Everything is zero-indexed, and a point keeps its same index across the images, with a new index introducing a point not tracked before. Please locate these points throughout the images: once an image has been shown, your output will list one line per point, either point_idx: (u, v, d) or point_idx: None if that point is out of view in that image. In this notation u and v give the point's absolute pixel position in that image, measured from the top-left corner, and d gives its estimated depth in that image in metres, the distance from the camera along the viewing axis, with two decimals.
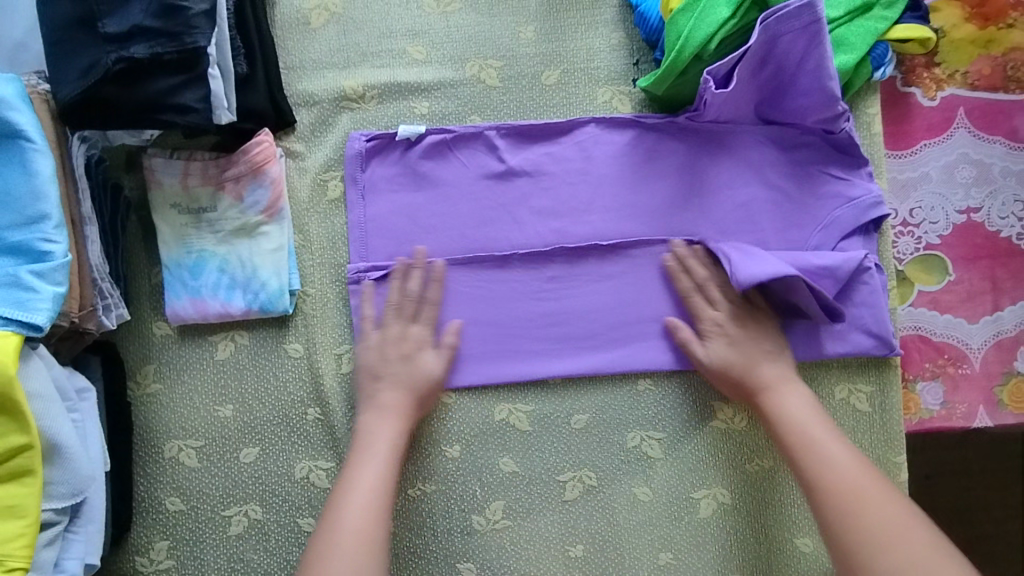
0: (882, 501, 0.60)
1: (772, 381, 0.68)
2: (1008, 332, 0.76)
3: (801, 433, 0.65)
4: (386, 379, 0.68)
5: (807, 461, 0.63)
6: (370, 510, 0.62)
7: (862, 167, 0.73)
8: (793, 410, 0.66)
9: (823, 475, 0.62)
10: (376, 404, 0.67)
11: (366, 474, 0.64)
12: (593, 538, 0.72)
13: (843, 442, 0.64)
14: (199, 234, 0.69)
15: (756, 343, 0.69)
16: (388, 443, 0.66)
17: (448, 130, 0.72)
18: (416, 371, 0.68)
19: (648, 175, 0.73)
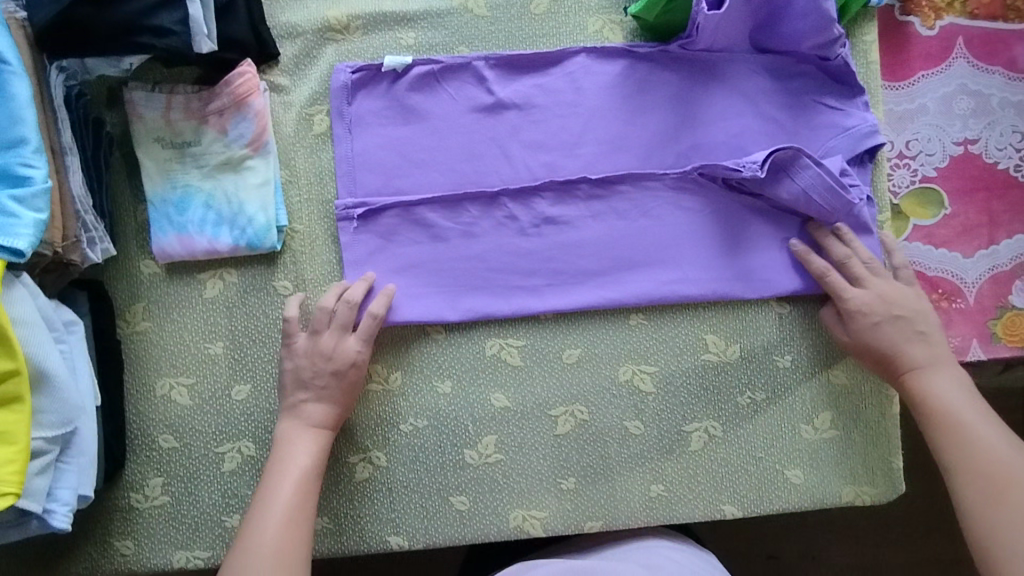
0: None
1: (920, 363, 0.67)
2: (1004, 265, 0.75)
3: (950, 418, 0.64)
4: (313, 388, 0.66)
5: (954, 445, 0.63)
6: (285, 531, 0.61)
7: (858, 96, 0.72)
8: (940, 392, 0.65)
9: (957, 457, 0.63)
10: (299, 416, 0.66)
11: (285, 484, 0.63)
12: (585, 471, 0.72)
13: (994, 427, 0.64)
14: (184, 169, 0.68)
15: (913, 324, 0.68)
16: (304, 458, 0.65)
17: (436, 61, 0.71)
18: (348, 386, 0.67)
19: (639, 107, 0.72)
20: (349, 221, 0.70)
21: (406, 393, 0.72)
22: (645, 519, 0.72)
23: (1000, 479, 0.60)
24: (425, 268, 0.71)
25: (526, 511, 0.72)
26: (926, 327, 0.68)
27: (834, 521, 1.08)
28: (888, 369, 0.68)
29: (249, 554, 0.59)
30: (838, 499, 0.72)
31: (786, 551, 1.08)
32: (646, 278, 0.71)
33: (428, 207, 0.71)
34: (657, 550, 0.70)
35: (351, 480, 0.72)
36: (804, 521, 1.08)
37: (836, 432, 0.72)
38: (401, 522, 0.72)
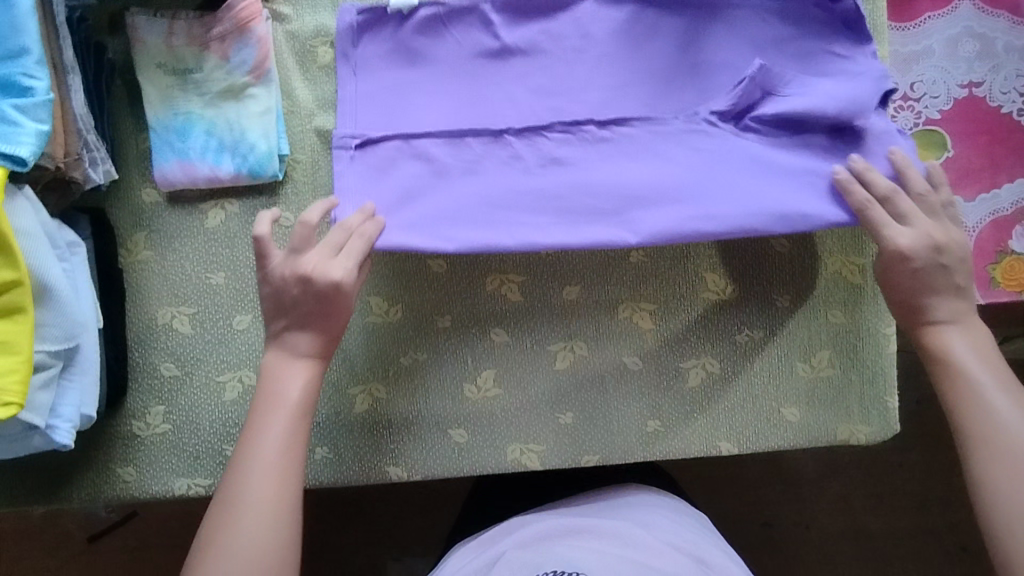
0: None
1: (942, 319, 0.63)
2: (1005, 210, 0.75)
3: (966, 385, 0.60)
4: (293, 315, 0.62)
5: (968, 414, 0.59)
6: (276, 477, 0.57)
7: (868, 41, 0.69)
8: (965, 359, 0.60)
9: (983, 430, 0.57)
10: (285, 348, 0.62)
11: (270, 432, 0.58)
12: (583, 406, 0.73)
13: (1013, 398, 0.58)
14: (186, 95, 0.68)
15: (935, 274, 0.62)
16: (296, 394, 0.60)
17: (442, 4, 0.71)
18: (331, 313, 0.62)
19: (647, 53, 0.71)
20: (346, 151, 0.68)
21: (406, 327, 0.73)
22: (641, 454, 0.73)
23: (1012, 452, 0.56)
24: (426, 201, 0.68)
25: (523, 445, 0.72)
26: (942, 279, 0.63)
27: (830, 488, 1.10)
28: (914, 316, 0.64)
29: (238, 498, 0.56)
30: (833, 438, 0.73)
31: (781, 518, 1.09)
32: (659, 216, 0.67)
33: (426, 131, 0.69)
34: (657, 509, 0.69)
35: (351, 411, 0.72)
36: (800, 488, 1.09)
37: (833, 371, 0.73)
38: (400, 454, 0.72)
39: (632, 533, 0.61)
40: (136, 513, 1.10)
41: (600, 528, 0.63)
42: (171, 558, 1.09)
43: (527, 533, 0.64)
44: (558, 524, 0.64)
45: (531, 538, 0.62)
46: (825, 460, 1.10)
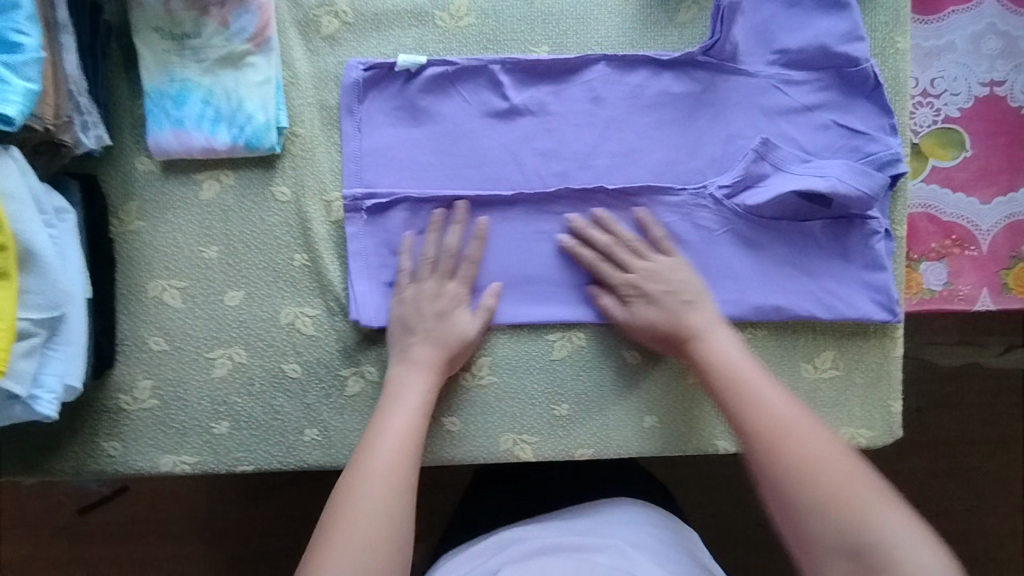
0: (819, 444, 0.54)
1: (707, 325, 0.64)
2: (1022, 214, 0.73)
3: (729, 377, 0.60)
4: (420, 333, 0.66)
5: (742, 419, 0.57)
6: (392, 467, 0.58)
7: (886, 119, 0.67)
8: (720, 346, 0.62)
9: (749, 414, 0.57)
10: (409, 359, 0.65)
11: (397, 420, 0.61)
12: (579, 397, 0.71)
13: (771, 383, 0.59)
14: (184, 62, 0.66)
15: (675, 294, 0.65)
16: (418, 395, 0.63)
17: (450, 62, 0.68)
18: (450, 332, 0.66)
19: (659, 122, 0.69)
20: (358, 212, 0.69)
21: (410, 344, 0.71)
22: (637, 450, 0.71)
23: (780, 438, 0.55)
24: None
25: (517, 436, 0.71)
26: (699, 292, 0.65)
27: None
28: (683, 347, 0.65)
29: (357, 475, 0.57)
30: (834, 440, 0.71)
31: None
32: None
33: (429, 117, 0.69)
34: (643, 528, 0.65)
35: (343, 394, 0.70)
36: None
37: (835, 373, 0.71)
38: None
39: (635, 550, 0.60)
40: (127, 488, 1.09)
41: (599, 544, 0.61)
42: (164, 535, 1.08)
43: (523, 547, 0.62)
44: (553, 538, 0.62)
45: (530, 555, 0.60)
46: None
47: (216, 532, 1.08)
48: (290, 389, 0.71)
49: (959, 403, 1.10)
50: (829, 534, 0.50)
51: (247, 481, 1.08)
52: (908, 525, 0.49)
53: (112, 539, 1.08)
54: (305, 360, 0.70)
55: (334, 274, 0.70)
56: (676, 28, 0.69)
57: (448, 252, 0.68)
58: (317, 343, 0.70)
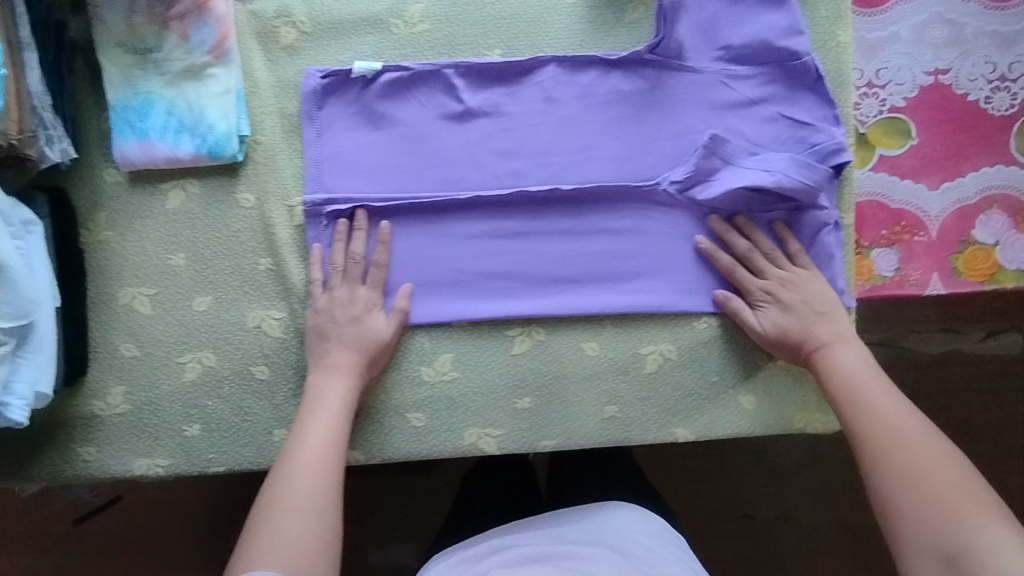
0: (930, 453, 0.57)
1: (827, 337, 0.67)
2: (970, 200, 0.75)
3: (847, 388, 0.64)
4: (334, 339, 0.69)
5: (857, 427, 0.61)
6: (315, 462, 0.62)
7: (831, 110, 0.69)
8: (843, 359, 0.66)
9: (865, 423, 0.61)
10: (326, 364, 0.69)
11: (320, 420, 0.65)
12: (541, 391, 0.73)
13: (896, 401, 0.62)
14: (146, 75, 0.68)
15: (811, 306, 0.68)
16: (338, 396, 0.67)
17: (404, 68, 0.70)
18: (362, 333, 0.70)
19: (612, 119, 0.71)
20: (318, 217, 0.71)
21: None
22: (599, 440, 0.73)
23: (891, 447, 0.58)
24: (392, 268, 0.72)
25: (481, 430, 0.73)
26: (827, 307, 0.69)
27: (810, 484, 1.09)
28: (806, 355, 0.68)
29: (284, 472, 0.61)
30: (789, 425, 0.74)
31: (760, 510, 1.09)
32: (607, 287, 0.72)
33: (386, 121, 0.70)
34: (635, 534, 0.66)
35: None
36: (784, 485, 1.09)
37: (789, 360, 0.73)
38: (357, 437, 0.72)
39: (621, 557, 0.61)
40: (122, 497, 1.10)
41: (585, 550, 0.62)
42: (159, 540, 1.10)
43: (514, 553, 0.63)
44: (544, 546, 0.63)
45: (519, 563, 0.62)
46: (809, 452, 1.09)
47: (210, 535, 1.10)
48: (259, 390, 0.73)
49: (948, 387, 1.12)
50: (920, 535, 0.53)
51: (238, 485, 1.09)
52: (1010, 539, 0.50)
53: (108, 547, 1.10)
54: (273, 362, 0.72)
55: (298, 278, 0.72)
56: (625, 28, 0.71)
57: (408, 251, 0.72)
58: (284, 345, 0.72)
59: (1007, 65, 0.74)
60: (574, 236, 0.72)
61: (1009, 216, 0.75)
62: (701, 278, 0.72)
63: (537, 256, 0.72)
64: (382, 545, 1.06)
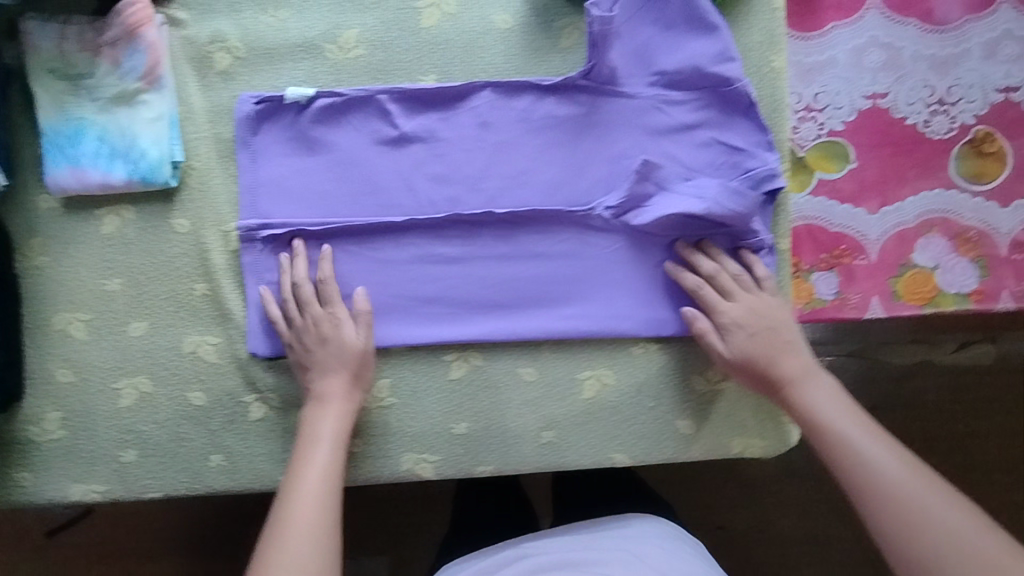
0: (934, 499, 0.56)
1: (796, 378, 0.67)
2: (910, 224, 0.75)
3: (831, 439, 0.63)
4: (318, 367, 0.69)
5: (855, 480, 0.60)
6: (316, 513, 0.61)
7: (764, 136, 0.69)
8: (820, 404, 0.65)
9: (860, 476, 0.60)
10: (317, 396, 0.68)
11: (314, 465, 0.64)
12: (478, 416, 0.73)
13: (874, 436, 0.62)
14: (78, 101, 0.68)
15: (777, 334, 0.68)
16: (330, 435, 0.66)
17: (338, 94, 0.70)
18: (336, 351, 0.69)
19: (546, 144, 0.71)
20: (253, 242, 0.71)
21: None
22: (536, 465, 0.73)
23: (892, 496, 0.58)
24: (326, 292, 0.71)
25: (418, 455, 0.72)
26: (793, 341, 0.68)
27: (780, 500, 1.08)
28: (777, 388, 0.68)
29: (282, 530, 0.59)
30: (727, 450, 0.74)
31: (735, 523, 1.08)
32: (544, 313, 0.72)
33: (321, 146, 0.70)
34: (647, 540, 0.68)
35: (247, 418, 0.72)
36: (756, 495, 1.08)
37: (726, 385, 0.74)
38: None
39: (637, 561, 0.64)
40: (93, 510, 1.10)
41: (599, 558, 0.65)
42: (125, 556, 1.09)
43: (528, 563, 0.66)
44: (559, 555, 0.66)
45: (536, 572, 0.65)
46: (779, 464, 1.09)
47: (174, 552, 1.09)
48: (195, 416, 0.72)
49: (917, 398, 1.13)
50: None
51: (203, 501, 1.09)
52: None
53: (74, 563, 1.09)
54: (209, 387, 0.72)
55: (234, 302, 0.72)
56: (559, 53, 0.71)
57: (345, 277, 0.72)
58: (220, 370, 0.72)
59: (945, 88, 0.74)
60: (510, 262, 0.72)
61: (948, 240, 0.75)
62: (636, 305, 0.72)
63: (474, 280, 0.72)
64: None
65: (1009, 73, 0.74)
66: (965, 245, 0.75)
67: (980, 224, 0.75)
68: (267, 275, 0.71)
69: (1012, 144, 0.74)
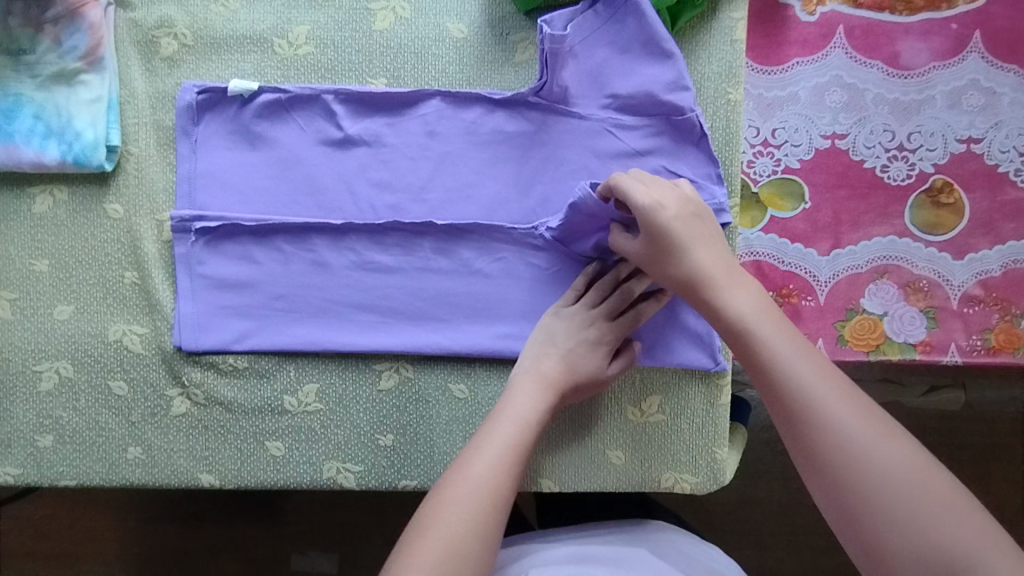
0: (858, 419, 0.49)
1: (715, 275, 0.59)
2: (861, 269, 0.74)
3: (750, 345, 0.54)
4: (558, 346, 0.66)
5: (776, 393, 0.52)
6: (489, 483, 0.57)
7: (715, 168, 0.67)
8: (741, 306, 0.56)
9: (780, 387, 0.51)
10: (535, 371, 0.65)
11: (502, 433, 0.61)
12: (404, 429, 0.70)
13: (798, 346, 0.53)
14: (18, 77, 0.67)
15: (693, 222, 0.61)
16: (531, 411, 0.63)
17: (284, 90, 0.68)
18: (587, 347, 0.66)
19: (492, 158, 0.69)
20: (187, 233, 0.69)
21: (237, 382, 0.70)
22: None
23: (818, 417, 0.49)
24: (258, 289, 0.69)
25: (341, 464, 0.70)
26: (708, 235, 0.61)
27: (733, 536, 1.06)
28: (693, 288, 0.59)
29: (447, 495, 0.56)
30: (656, 484, 0.71)
31: None
32: (481, 331, 0.69)
33: (263, 141, 0.69)
34: (652, 533, 0.70)
35: (168, 412, 0.70)
36: (712, 526, 1.06)
37: (661, 417, 0.71)
38: (214, 461, 0.70)
39: (655, 561, 0.66)
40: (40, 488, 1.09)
41: (618, 556, 0.66)
42: (67, 537, 1.08)
43: (542, 556, 0.66)
44: (570, 549, 0.67)
45: (557, 563, 0.65)
46: (740, 495, 1.06)
47: (115, 536, 1.08)
48: (115, 406, 0.70)
49: None
50: (897, 539, 0.45)
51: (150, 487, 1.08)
52: (973, 523, 0.44)
53: (17, 538, 1.09)
54: (132, 378, 0.70)
55: (163, 294, 0.70)
56: (513, 67, 0.70)
57: (278, 276, 0.69)
58: (144, 360, 0.70)
59: (906, 134, 0.74)
60: (447, 277, 0.69)
61: (899, 287, 0.73)
62: None
63: (411, 292, 0.70)
64: (303, 553, 1.08)
65: (972, 123, 0.73)
66: (916, 294, 0.73)
67: (932, 274, 0.73)
68: (199, 268, 0.69)
69: (970, 197, 0.73)
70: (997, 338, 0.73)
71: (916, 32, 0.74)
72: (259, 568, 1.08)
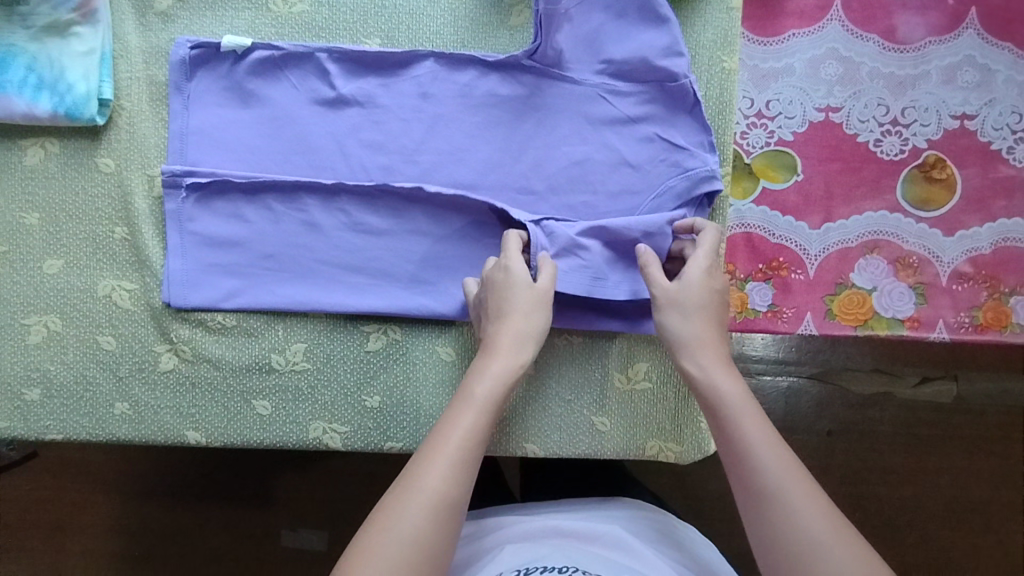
0: (805, 502, 0.50)
1: (707, 347, 0.62)
2: (851, 244, 0.74)
3: (723, 415, 0.58)
4: (489, 317, 0.63)
5: (734, 462, 0.55)
6: (447, 477, 0.54)
7: (706, 136, 0.67)
8: (723, 383, 0.59)
9: (740, 454, 0.55)
10: (486, 348, 0.62)
11: (467, 415, 0.58)
12: (392, 391, 0.70)
13: (766, 429, 0.56)
14: (11, 27, 0.67)
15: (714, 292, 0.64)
16: (490, 390, 0.60)
17: (278, 47, 0.68)
18: (513, 296, 0.62)
19: (485, 121, 0.69)
20: (177, 189, 0.68)
21: (226, 340, 0.70)
22: None
23: (766, 491, 0.52)
24: (247, 247, 0.69)
25: (327, 424, 0.70)
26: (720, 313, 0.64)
27: (720, 518, 1.06)
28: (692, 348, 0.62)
29: (411, 492, 0.53)
30: (641, 452, 0.71)
31: None
32: None
33: (256, 99, 0.69)
34: (632, 512, 0.70)
35: (155, 368, 0.70)
36: (700, 508, 1.06)
37: (649, 385, 0.71)
38: (201, 418, 0.70)
39: (630, 539, 0.66)
40: (35, 454, 1.09)
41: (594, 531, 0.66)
42: (58, 503, 1.08)
43: (523, 528, 0.66)
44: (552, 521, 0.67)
45: (537, 534, 0.65)
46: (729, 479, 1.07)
47: (105, 505, 1.08)
48: (104, 361, 0.70)
49: (873, 427, 1.11)
50: None
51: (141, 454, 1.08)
52: None
53: (8, 504, 1.09)
54: (120, 333, 0.70)
55: (152, 250, 0.70)
56: (508, 31, 0.70)
57: (268, 235, 0.69)
58: (132, 316, 0.70)
59: (900, 109, 0.74)
60: (437, 240, 0.69)
61: (889, 263, 0.73)
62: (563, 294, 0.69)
63: (401, 253, 0.70)
64: (293, 528, 1.08)
65: (966, 99, 0.73)
66: (906, 269, 0.73)
67: (923, 251, 0.73)
68: (190, 225, 0.69)
69: (962, 173, 0.73)
70: (985, 315, 0.73)
71: (914, 5, 0.74)
72: (249, 541, 1.08)
